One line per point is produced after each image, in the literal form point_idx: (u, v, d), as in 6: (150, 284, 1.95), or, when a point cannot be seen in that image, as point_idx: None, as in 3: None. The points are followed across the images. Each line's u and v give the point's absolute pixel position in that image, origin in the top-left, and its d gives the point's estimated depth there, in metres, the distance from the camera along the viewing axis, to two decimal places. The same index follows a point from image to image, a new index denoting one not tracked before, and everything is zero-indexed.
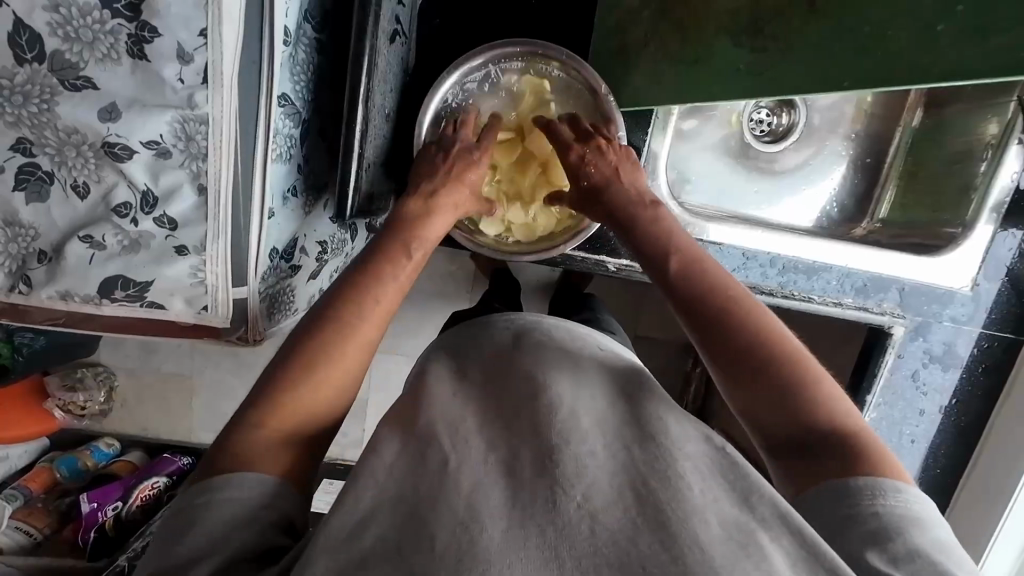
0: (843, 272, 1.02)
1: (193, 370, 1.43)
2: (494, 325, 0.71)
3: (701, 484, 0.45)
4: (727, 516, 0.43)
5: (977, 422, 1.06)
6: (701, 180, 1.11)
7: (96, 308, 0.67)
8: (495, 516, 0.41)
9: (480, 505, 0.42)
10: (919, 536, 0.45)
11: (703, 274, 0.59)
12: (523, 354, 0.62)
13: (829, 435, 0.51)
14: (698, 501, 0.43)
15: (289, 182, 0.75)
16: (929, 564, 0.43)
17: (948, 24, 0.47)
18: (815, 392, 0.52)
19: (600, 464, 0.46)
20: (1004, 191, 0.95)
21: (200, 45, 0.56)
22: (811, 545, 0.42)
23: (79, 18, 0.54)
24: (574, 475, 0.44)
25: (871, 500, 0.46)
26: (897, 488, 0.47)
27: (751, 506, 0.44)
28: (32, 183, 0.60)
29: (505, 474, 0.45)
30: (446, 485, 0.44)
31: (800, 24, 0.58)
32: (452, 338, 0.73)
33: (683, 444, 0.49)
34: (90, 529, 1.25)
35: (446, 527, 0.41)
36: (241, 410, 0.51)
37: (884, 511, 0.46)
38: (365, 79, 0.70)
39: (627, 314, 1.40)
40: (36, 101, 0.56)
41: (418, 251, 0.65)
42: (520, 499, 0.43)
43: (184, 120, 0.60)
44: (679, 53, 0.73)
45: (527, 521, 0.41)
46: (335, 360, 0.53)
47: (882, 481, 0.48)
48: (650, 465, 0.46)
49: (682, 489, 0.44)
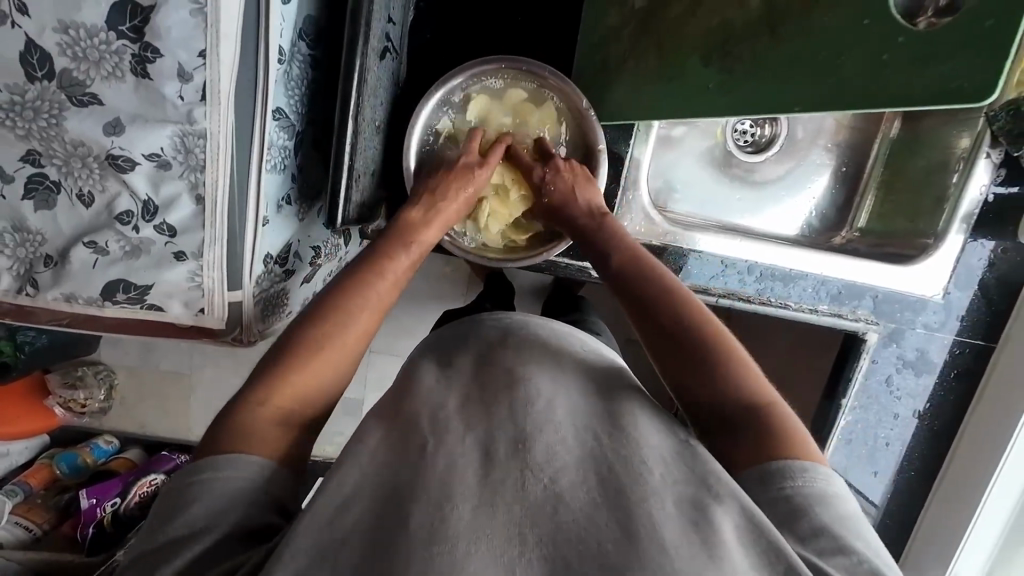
0: (819, 280, 1.06)
1: (191, 369, 1.47)
2: (482, 323, 0.74)
3: (661, 468, 0.49)
4: (683, 492, 0.48)
5: (950, 425, 1.09)
6: (686, 189, 1.14)
7: (99, 309, 0.71)
8: (466, 496, 0.45)
9: (455, 487, 0.46)
10: (825, 512, 0.50)
11: (643, 268, 0.70)
12: (506, 350, 0.66)
13: (747, 418, 0.57)
14: (657, 484, 0.47)
15: (284, 191, 0.78)
16: (831, 539, 0.48)
17: (892, 55, 0.51)
18: (734, 373, 0.59)
19: (568, 453, 0.49)
20: (974, 201, 0.99)
21: (198, 65, 0.60)
22: (755, 518, 0.46)
23: (86, 39, 0.58)
24: (544, 462, 0.48)
25: (783, 483, 0.52)
26: (805, 468, 0.53)
27: (708, 487, 0.49)
28: (40, 191, 0.64)
29: (480, 461, 0.49)
30: (422, 471, 0.48)
31: (763, 46, 0.61)
32: (443, 335, 0.76)
33: (649, 436, 0.53)
34: (89, 524, 1.30)
35: (422, 507, 0.44)
36: (241, 391, 0.55)
37: (793, 492, 0.51)
38: (355, 95, 0.73)
39: (615, 318, 1.43)
40: (46, 116, 0.60)
41: (416, 250, 0.73)
42: (490, 481, 0.47)
43: (183, 134, 0.63)
44: (654, 68, 0.77)
45: (496, 502, 0.45)
46: (337, 346, 0.59)
47: (789, 459, 0.53)
48: (617, 453, 0.50)
49: (642, 473, 0.48)
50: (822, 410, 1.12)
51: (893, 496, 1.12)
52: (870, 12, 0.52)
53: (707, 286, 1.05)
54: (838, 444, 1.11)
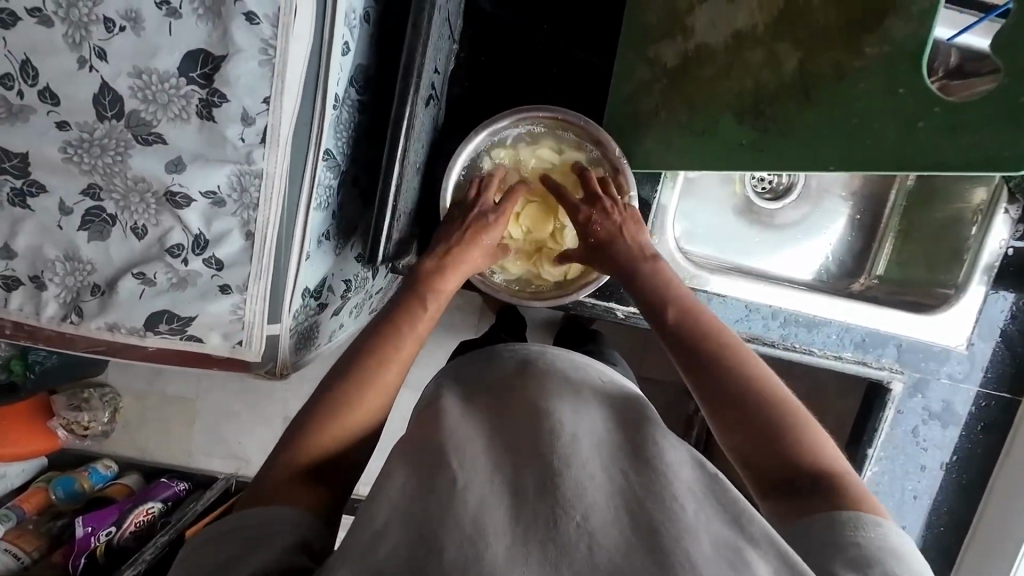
0: (843, 327, 1.06)
1: (199, 394, 1.45)
2: (499, 355, 0.77)
3: (694, 505, 0.49)
4: (718, 535, 0.46)
5: (979, 478, 1.07)
6: (707, 233, 1.17)
7: (140, 339, 0.72)
8: (499, 533, 0.45)
9: (486, 523, 0.45)
10: (898, 564, 0.49)
11: (698, 321, 0.71)
12: (524, 384, 0.68)
13: (816, 476, 0.58)
14: (690, 521, 0.47)
15: (325, 227, 0.79)
16: None
17: (928, 122, 0.53)
18: (796, 432, 0.60)
19: (597, 488, 0.49)
20: (994, 254, 1.00)
21: (262, 110, 0.64)
22: (792, 562, 0.46)
23: (157, 83, 0.61)
24: (573, 497, 0.48)
25: (854, 532, 0.52)
26: (877, 522, 0.53)
27: (742, 526, 0.48)
28: (95, 223, 0.66)
29: (509, 496, 0.49)
30: (452, 506, 0.48)
31: (794, 110, 0.65)
32: (462, 363, 0.79)
33: (677, 469, 0.53)
34: (82, 554, 1.23)
35: (455, 543, 0.44)
36: (273, 455, 0.62)
37: (863, 542, 0.51)
38: (403, 140, 0.76)
39: (632, 356, 1.43)
40: (112, 153, 0.63)
41: (434, 304, 0.76)
42: (523, 517, 0.46)
43: (241, 174, 0.66)
44: (685, 121, 0.80)
45: (529, 539, 0.44)
46: (355, 404, 0.65)
47: (861, 514, 0.54)
48: (647, 489, 0.50)
49: (676, 510, 0.47)
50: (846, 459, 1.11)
51: (923, 552, 1.09)
52: (905, 81, 0.54)
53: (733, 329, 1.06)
54: None
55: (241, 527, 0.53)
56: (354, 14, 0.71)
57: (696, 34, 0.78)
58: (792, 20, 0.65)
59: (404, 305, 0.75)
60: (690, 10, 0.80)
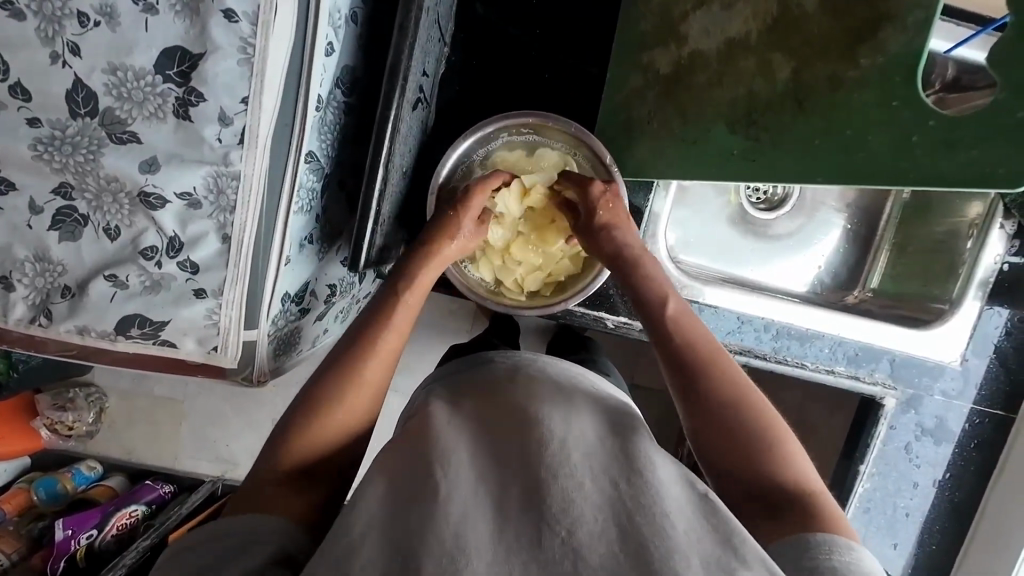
0: (836, 341, 1.05)
1: (183, 397, 1.42)
2: (492, 361, 0.73)
3: (686, 525, 0.47)
4: (709, 553, 0.45)
5: (972, 496, 1.05)
6: (700, 242, 1.15)
7: (110, 343, 0.70)
8: (481, 549, 0.43)
9: (467, 540, 0.44)
10: None
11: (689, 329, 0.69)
12: (517, 391, 0.65)
13: (788, 497, 0.57)
14: (681, 540, 0.45)
15: (307, 231, 0.77)
16: None
17: (921, 136, 0.52)
18: (774, 453, 0.59)
19: (587, 502, 0.47)
20: (989, 270, 0.98)
21: (240, 110, 0.62)
22: None
23: (133, 80, 0.60)
24: (560, 512, 0.46)
25: (827, 555, 0.50)
26: (851, 547, 0.52)
27: (733, 547, 0.46)
28: (67, 223, 0.64)
29: (491, 510, 0.48)
30: (434, 516, 0.46)
31: (787, 120, 0.64)
32: (454, 371, 0.76)
33: (667, 485, 0.51)
34: (61, 557, 1.20)
35: (433, 559, 0.42)
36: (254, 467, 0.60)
37: (837, 565, 0.50)
38: (387, 143, 0.75)
39: (624, 365, 1.41)
40: (84, 151, 0.62)
41: (413, 296, 0.73)
42: (505, 536, 0.45)
43: (218, 175, 0.65)
44: (678, 131, 0.78)
45: (512, 558, 0.43)
46: (336, 411, 0.62)
47: (835, 537, 0.52)
48: (637, 502, 0.48)
49: (667, 527, 0.46)
50: (837, 475, 1.10)
51: (915, 571, 1.07)
52: (900, 94, 0.53)
53: (723, 341, 1.04)
54: (856, 511, 1.07)
55: (216, 540, 0.52)
56: (339, 14, 0.70)
57: (690, 41, 0.77)
58: (787, 28, 0.63)
59: (379, 309, 0.70)
60: (685, 17, 0.78)
